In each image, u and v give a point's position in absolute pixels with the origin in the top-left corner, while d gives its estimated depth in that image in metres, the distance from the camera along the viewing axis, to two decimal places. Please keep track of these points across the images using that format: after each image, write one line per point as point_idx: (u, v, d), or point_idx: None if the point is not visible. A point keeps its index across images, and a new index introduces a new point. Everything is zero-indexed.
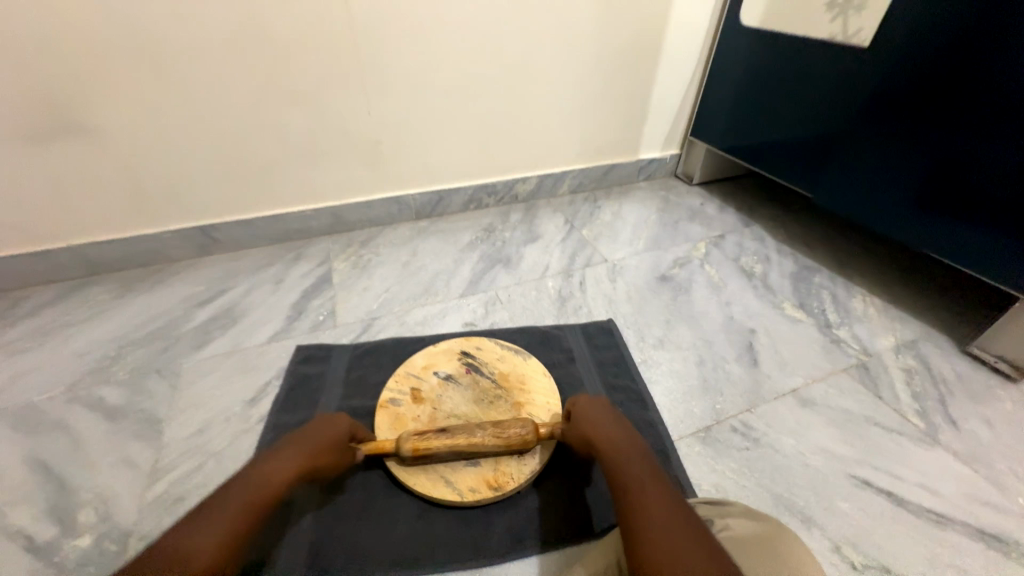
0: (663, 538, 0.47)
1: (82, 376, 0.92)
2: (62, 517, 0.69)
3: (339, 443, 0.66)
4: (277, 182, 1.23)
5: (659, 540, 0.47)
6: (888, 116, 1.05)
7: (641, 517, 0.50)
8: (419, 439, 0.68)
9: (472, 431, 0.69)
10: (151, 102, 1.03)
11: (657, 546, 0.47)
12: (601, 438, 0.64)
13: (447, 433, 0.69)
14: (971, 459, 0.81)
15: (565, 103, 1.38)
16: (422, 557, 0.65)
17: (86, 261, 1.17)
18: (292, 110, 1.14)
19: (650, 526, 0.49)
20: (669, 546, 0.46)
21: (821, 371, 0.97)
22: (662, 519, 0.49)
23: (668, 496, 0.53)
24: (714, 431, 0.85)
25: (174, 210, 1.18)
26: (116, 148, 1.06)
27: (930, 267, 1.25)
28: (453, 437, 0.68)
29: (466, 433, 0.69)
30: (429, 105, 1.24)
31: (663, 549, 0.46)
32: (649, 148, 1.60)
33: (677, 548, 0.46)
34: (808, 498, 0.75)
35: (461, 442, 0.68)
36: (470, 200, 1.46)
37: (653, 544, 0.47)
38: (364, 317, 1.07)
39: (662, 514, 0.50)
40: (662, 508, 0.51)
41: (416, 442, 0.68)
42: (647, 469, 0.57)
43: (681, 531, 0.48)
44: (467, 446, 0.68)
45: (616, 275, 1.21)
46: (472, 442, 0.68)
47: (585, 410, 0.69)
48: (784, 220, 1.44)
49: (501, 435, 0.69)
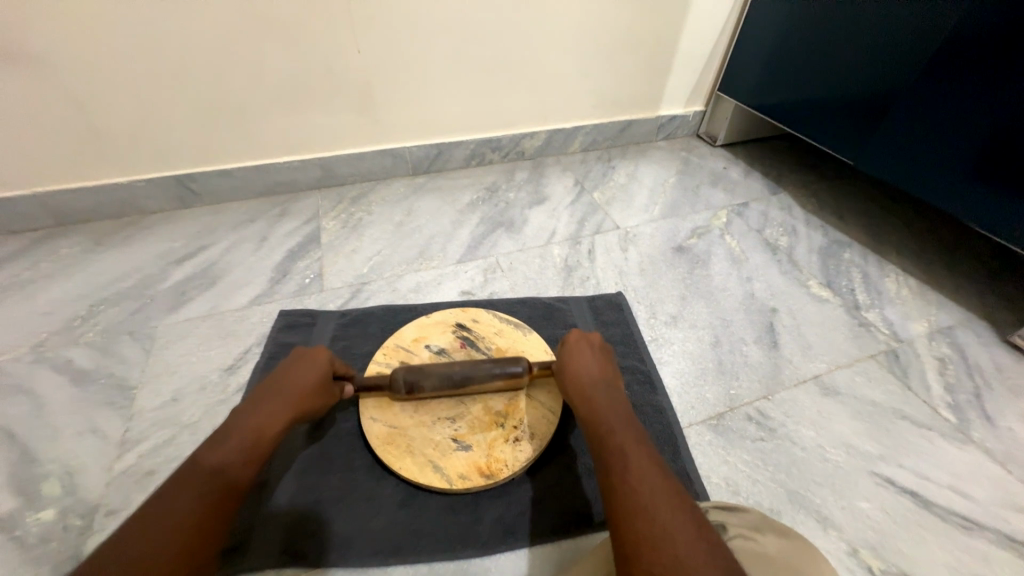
0: (647, 510, 0.43)
1: (50, 337, 0.86)
2: (27, 488, 0.66)
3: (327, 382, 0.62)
4: (258, 129, 1.11)
5: (641, 513, 0.43)
6: (961, 73, 0.89)
7: (623, 486, 0.46)
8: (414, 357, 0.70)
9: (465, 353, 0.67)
10: (107, 30, 0.90)
11: (639, 520, 0.42)
12: (586, 399, 0.59)
13: None
14: (1006, 459, 0.75)
15: (580, 46, 1.22)
16: (406, 546, 0.62)
17: (54, 212, 1.09)
18: (269, 43, 1.00)
19: (633, 497, 0.45)
20: (653, 519, 0.42)
21: (847, 357, 0.89)
22: (646, 490, 0.45)
23: (654, 464, 0.48)
24: (726, 419, 0.78)
25: (148, 157, 1.08)
26: (72, 83, 0.94)
27: (976, 245, 1.13)
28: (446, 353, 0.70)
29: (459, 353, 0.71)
30: (426, 43, 1.09)
31: (647, 524, 0.42)
32: (671, 102, 1.44)
33: (661, 521, 0.42)
34: (825, 496, 0.70)
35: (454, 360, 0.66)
36: (472, 155, 1.33)
37: (635, 518, 0.43)
38: (353, 281, 0.99)
39: (647, 484, 0.45)
40: (647, 477, 0.46)
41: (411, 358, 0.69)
42: (633, 434, 0.53)
43: (666, 504, 0.43)
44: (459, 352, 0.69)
45: (628, 244, 1.11)
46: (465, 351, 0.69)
47: (569, 365, 0.64)
48: (816, 188, 1.31)
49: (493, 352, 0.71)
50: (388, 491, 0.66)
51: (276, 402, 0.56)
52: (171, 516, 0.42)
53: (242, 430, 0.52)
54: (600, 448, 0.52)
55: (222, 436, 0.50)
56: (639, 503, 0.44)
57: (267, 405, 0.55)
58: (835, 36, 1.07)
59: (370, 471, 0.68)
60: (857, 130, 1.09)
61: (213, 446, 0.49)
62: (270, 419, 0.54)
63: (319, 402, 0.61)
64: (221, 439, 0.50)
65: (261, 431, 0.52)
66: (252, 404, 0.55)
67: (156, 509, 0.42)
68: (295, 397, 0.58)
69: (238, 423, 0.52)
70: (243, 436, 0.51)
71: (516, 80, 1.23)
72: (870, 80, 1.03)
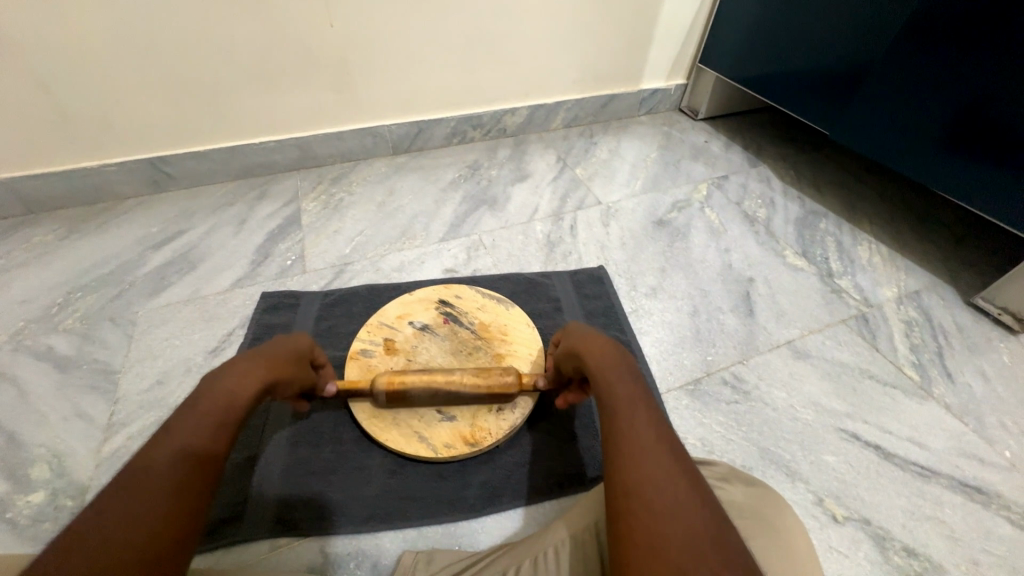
0: (644, 459, 0.41)
1: (28, 325, 0.85)
2: (15, 472, 0.67)
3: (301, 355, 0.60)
4: (230, 109, 1.08)
5: (641, 457, 0.41)
6: (937, 38, 0.88)
7: (625, 431, 0.45)
8: (395, 375, 0.64)
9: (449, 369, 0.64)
10: (61, 5, 0.86)
11: (638, 463, 0.41)
12: (591, 350, 0.57)
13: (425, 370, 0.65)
14: (963, 412, 0.80)
15: (560, 17, 1.20)
16: (395, 512, 0.64)
17: (22, 198, 1.06)
18: (237, 19, 0.96)
19: (631, 445, 0.43)
20: (651, 464, 0.40)
21: (819, 322, 0.92)
22: (647, 438, 0.43)
23: (658, 416, 0.46)
24: (703, 384, 0.81)
25: (117, 140, 1.05)
26: (30, 63, 0.90)
27: (946, 212, 1.17)
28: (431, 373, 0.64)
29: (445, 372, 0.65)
30: (400, 17, 1.06)
31: (645, 469, 0.40)
32: (652, 76, 1.44)
33: (660, 467, 0.40)
34: (794, 452, 0.73)
35: (438, 376, 0.64)
36: (454, 133, 1.32)
37: (633, 461, 0.41)
38: (336, 262, 0.99)
39: (649, 433, 0.44)
40: (651, 427, 0.44)
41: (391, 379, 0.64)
42: (638, 386, 0.51)
43: (666, 452, 0.42)
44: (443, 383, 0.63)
45: (609, 219, 1.12)
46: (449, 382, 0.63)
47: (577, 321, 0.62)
48: (795, 160, 1.33)
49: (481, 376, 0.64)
50: (376, 462, 0.68)
51: (249, 366, 0.52)
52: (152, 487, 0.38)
53: (214, 396, 0.48)
54: (603, 395, 0.51)
55: (195, 404, 0.46)
56: (640, 448, 0.42)
57: (238, 368, 0.51)
58: (813, 4, 1.07)
59: (358, 444, 0.69)
60: (833, 99, 1.10)
61: (186, 413, 0.45)
62: (244, 382, 0.51)
63: (295, 371, 0.58)
64: (192, 407, 0.46)
65: (236, 394, 0.49)
66: (224, 368, 0.51)
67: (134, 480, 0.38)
68: (269, 362, 0.54)
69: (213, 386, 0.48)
70: (216, 401, 0.47)
71: (493, 53, 1.21)
72: (846, 48, 1.03)
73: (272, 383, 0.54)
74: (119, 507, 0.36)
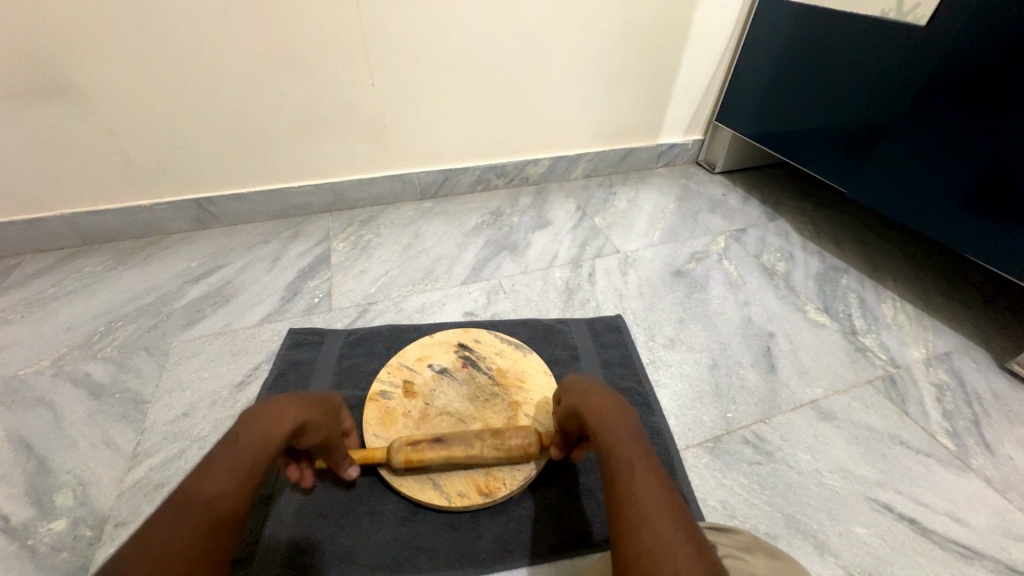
0: (649, 529, 0.41)
1: (70, 352, 0.90)
2: (41, 498, 0.69)
3: (331, 406, 0.61)
4: (277, 155, 1.18)
5: (641, 527, 0.41)
6: (954, 102, 0.91)
7: (626, 497, 0.45)
8: (412, 450, 0.62)
9: (470, 441, 0.63)
10: (144, 64, 0.97)
11: (639, 534, 0.41)
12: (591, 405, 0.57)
13: (442, 442, 0.63)
14: (1005, 486, 0.75)
15: (583, 79, 1.29)
16: (404, 564, 0.62)
17: (79, 230, 1.14)
18: (292, 79, 1.07)
19: (637, 513, 0.43)
20: (653, 537, 0.40)
21: (844, 382, 0.90)
22: (649, 506, 0.43)
23: (661, 480, 0.46)
24: (723, 442, 0.79)
25: (170, 183, 1.14)
26: (109, 115, 1.02)
27: (973, 272, 1.15)
28: (449, 447, 0.63)
29: (464, 444, 0.63)
30: (438, 77, 1.16)
31: (646, 540, 0.40)
32: (671, 131, 1.50)
33: (661, 538, 0.40)
34: (822, 521, 0.70)
35: (458, 452, 0.62)
36: (478, 181, 1.39)
37: (634, 533, 0.41)
38: (361, 301, 1.02)
39: (650, 498, 0.44)
40: (651, 492, 0.44)
41: (408, 453, 0.62)
42: (639, 443, 0.51)
43: (668, 520, 0.41)
44: (463, 456, 0.62)
45: (627, 267, 1.14)
46: (470, 454, 0.63)
47: None
48: (813, 215, 1.34)
49: (501, 446, 0.63)
50: (389, 507, 0.67)
51: (283, 405, 0.54)
52: (184, 520, 0.40)
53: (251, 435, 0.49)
54: (607, 457, 0.50)
55: (232, 440, 0.48)
56: (640, 516, 0.42)
57: (275, 407, 0.53)
58: (827, 72, 1.13)
59: (372, 487, 0.70)
60: (851, 158, 1.13)
61: (222, 450, 0.47)
62: (277, 422, 0.52)
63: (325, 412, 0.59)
64: (228, 443, 0.48)
65: (270, 432, 0.50)
66: (260, 407, 0.53)
67: (174, 511, 0.41)
68: (301, 404, 0.56)
69: (249, 424, 0.50)
70: (253, 439, 0.49)
71: (520, 111, 1.29)
72: (862, 111, 1.08)
73: (303, 422, 0.55)
74: (159, 535, 0.38)
